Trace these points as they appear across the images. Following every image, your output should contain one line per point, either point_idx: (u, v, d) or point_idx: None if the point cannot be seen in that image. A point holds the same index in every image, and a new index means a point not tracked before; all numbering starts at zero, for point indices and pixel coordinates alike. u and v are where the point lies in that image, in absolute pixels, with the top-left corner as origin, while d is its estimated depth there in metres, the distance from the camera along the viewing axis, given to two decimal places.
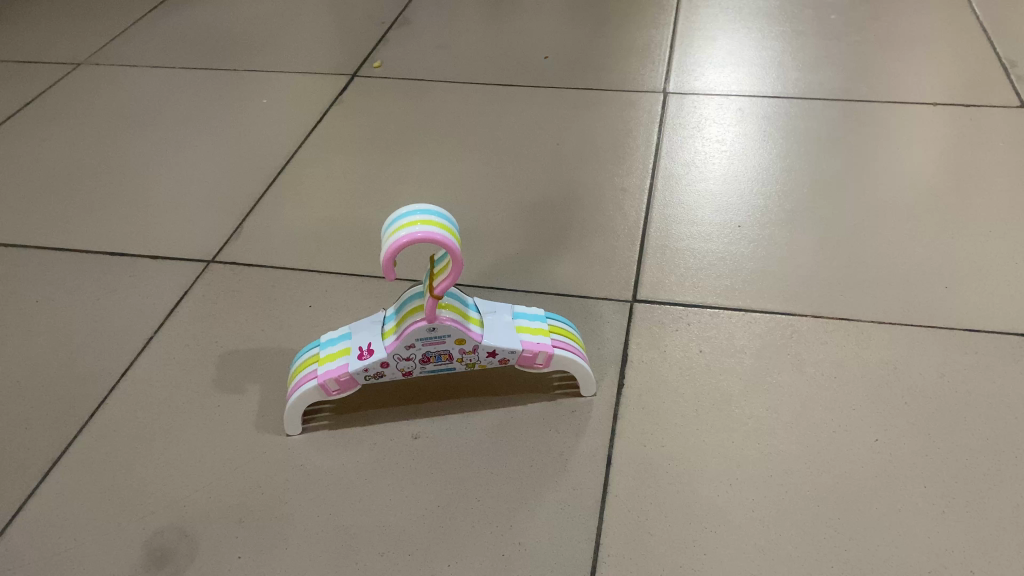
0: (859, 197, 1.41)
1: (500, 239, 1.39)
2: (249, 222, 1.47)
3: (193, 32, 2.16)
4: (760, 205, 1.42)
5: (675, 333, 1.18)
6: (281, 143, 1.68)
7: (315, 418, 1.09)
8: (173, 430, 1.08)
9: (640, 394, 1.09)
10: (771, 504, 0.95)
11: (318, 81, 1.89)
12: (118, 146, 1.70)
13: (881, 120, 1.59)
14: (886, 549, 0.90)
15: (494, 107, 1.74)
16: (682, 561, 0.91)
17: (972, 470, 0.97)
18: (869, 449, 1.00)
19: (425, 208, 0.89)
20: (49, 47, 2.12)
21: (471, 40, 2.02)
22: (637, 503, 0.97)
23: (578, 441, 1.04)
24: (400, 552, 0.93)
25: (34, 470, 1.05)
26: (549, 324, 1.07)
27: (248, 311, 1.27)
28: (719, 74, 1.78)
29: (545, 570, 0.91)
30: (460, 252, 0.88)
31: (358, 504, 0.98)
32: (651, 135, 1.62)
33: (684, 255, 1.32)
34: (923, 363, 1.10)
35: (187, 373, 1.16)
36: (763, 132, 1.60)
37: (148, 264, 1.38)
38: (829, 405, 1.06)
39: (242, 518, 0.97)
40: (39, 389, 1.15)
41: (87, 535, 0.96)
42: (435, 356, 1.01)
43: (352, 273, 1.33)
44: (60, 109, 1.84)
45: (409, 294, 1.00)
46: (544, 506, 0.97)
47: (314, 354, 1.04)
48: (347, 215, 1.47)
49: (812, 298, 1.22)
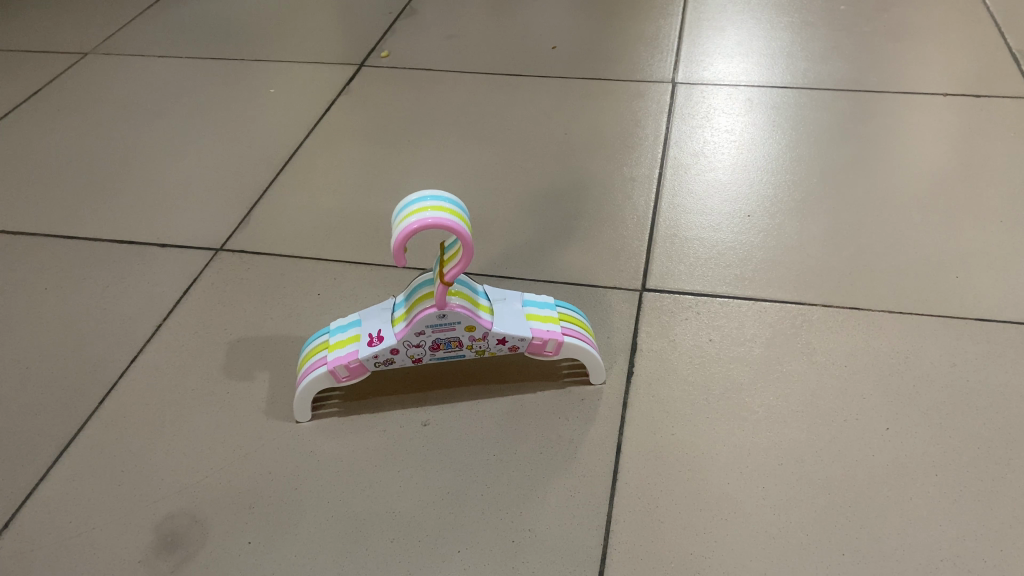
0: (869, 186, 1.40)
1: (507, 228, 1.39)
2: (256, 211, 1.47)
3: (199, 23, 2.16)
4: (770, 195, 1.40)
5: (684, 322, 1.17)
6: (289, 132, 1.68)
7: (324, 405, 1.09)
8: (182, 417, 1.08)
9: (650, 382, 1.09)
10: (782, 492, 0.95)
11: (325, 72, 1.89)
12: (127, 136, 1.70)
13: (890, 110, 1.58)
14: (898, 541, 0.89)
15: (503, 97, 1.74)
16: (692, 549, 0.90)
17: (986, 459, 0.96)
18: (880, 437, 1.00)
19: (435, 194, 0.89)
20: (58, 37, 2.13)
21: (479, 30, 2.01)
22: (647, 490, 0.96)
23: (587, 429, 1.04)
24: (411, 538, 0.93)
25: (45, 456, 1.05)
26: (558, 312, 1.06)
27: (257, 299, 1.27)
28: (728, 64, 1.77)
29: (554, 557, 0.90)
30: (471, 238, 0.88)
31: (367, 491, 0.98)
32: (659, 125, 1.61)
33: (693, 244, 1.32)
34: (936, 353, 1.09)
35: (196, 359, 1.17)
36: (772, 122, 1.59)
37: (158, 252, 1.38)
38: (840, 394, 1.05)
39: (253, 504, 0.97)
40: (49, 376, 1.16)
41: (98, 519, 0.97)
42: (445, 343, 1.01)
43: (359, 261, 1.33)
44: (68, 99, 1.85)
45: (418, 281, 1.00)
46: (555, 493, 0.97)
47: (325, 342, 1.04)
48: (356, 204, 1.46)
49: (824, 288, 1.21)
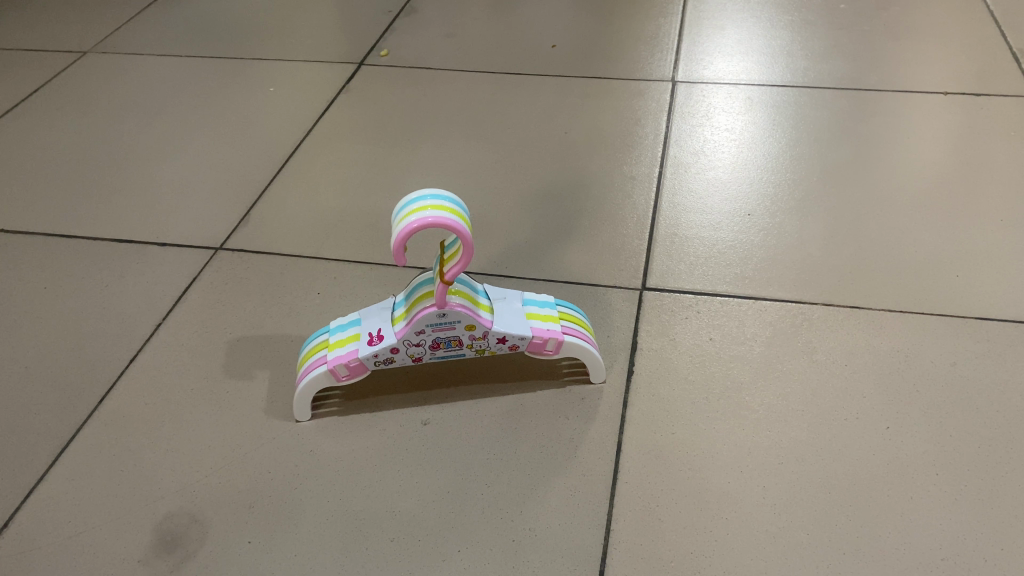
0: (869, 185, 1.40)
1: (507, 227, 1.38)
2: (256, 210, 1.47)
3: (199, 21, 2.15)
4: (770, 194, 1.40)
5: (685, 321, 1.17)
6: (289, 131, 1.68)
7: (324, 405, 1.09)
8: (182, 416, 1.08)
9: (650, 381, 1.09)
10: (783, 491, 0.95)
11: (324, 70, 1.88)
12: (126, 134, 1.70)
13: (891, 109, 1.57)
14: (899, 540, 0.89)
15: (502, 96, 1.73)
16: (692, 548, 0.90)
17: (986, 458, 0.96)
18: (881, 436, 0.99)
19: (436, 193, 0.89)
20: (57, 36, 2.12)
21: (479, 28, 2.00)
22: (647, 489, 0.96)
23: (587, 428, 1.04)
24: (411, 537, 0.93)
25: (44, 455, 1.05)
26: (559, 311, 1.06)
27: (257, 299, 1.26)
28: (728, 62, 1.77)
29: (554, 556, 0.90)
30: (471, 237, 0.88)
31: (366, 490, 0.98)
32: (659, 124, 1.60)
33: (694, 243, 1.31)
34: (936, 352, 1.09)
35: (196, 359, 1.17)
36: (772, 121, 1.58)
37: (158, 251, 1.38)
38: (841, 393, 1.05)
39: (252, 504, 0.97)
40: (48, 375, 1.16)
41: (98, 518, 0.97)
42: (445, 342, 1.01)
43: (359, 260, 1.33)
44: (67, 98, 1.84)
45: (418, 280, 1.00)
46: (555, 492, 0.97)
47: (324, 341, 1.04)
48: (355, 203, 1.46)
49: (824, 287, 1.21)
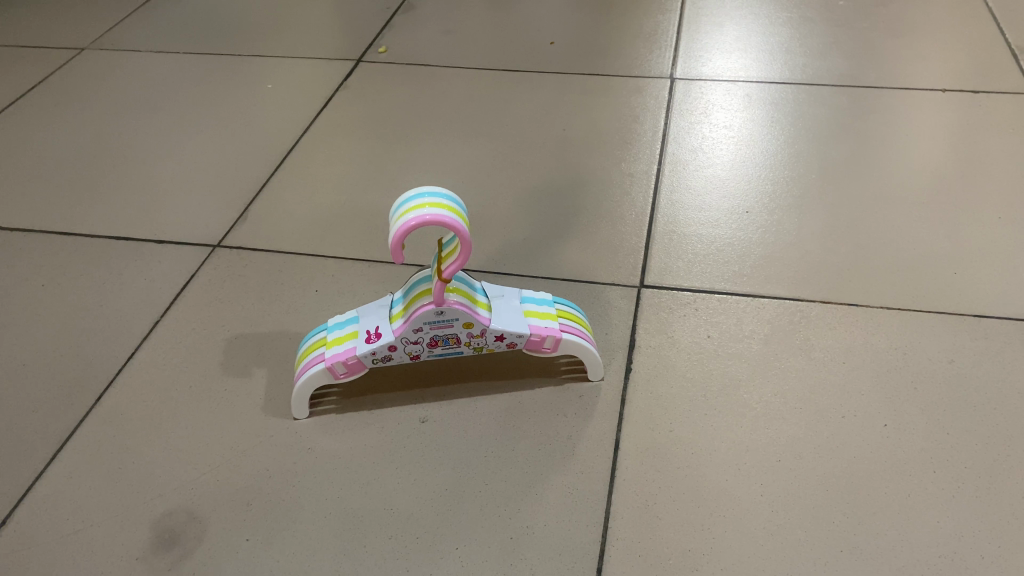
0: (867, 182, 1.40)
1: (505, 224, 1.38)
2: (254, 207, 1.46)
3: (197, 18, 2.15)
4: (768, 191, 1.40)
5: (683, 318, 1.17)
6: (287, 128, 1.68)
7: (322, 402, 1.09)
8: (180, 414, 1.08)
9: (648, 379, 1.09)
10: (781, 489, 0.95)
11: (322, 67, 1.88)
12: (124, 131, 1.69)
13: (889, 107, 1.57)
14: (896, 537, 0.89)
15: (501, 93, 1.73)
16: (691, 546, 0.90)
17: (984, 455, 0.96)
18: (879, 434, 1.00)
19: (433, 191, 0.88)
20: (54, 32, 2.11)
21: (477, 25, 2.00)
22: (645, 486, 0.96)
23: (585, 425, 1.04)
24: (409, 535, 0.93)
25: (42, 453, 1.05)
26: (557, 309, 1.06)
27: (255, 296, 1.26)
28: (727, 59, 1.77)
29: (552, 554, 0.90)
30: (469, 235, 0.87)
31: (365, 487, 0.98)
32: (658, 121, 1.60)
33: (691, 240, 1.31)
34: (934, 349, 1.09)
35: (194, 356, 1.16)
36: (770, 118, 1.58)
37: (155, 249, 1.38)
38: (839, 390, 1.05)
39: (251, 501, 0.97)
40: (46, 373, 1.15)
41: (96, 516, 0.97)
42: (443, 340, 1.01)
43: (357, 258, 1.33)
44: (64, 95, 1.84)
45: (416, 278, 1.00)
46: (553, 490, 0.97)
47: (322, 338, 1.04)
48: (353, 200, 1.46)
49: (822, 285, 1.21)
